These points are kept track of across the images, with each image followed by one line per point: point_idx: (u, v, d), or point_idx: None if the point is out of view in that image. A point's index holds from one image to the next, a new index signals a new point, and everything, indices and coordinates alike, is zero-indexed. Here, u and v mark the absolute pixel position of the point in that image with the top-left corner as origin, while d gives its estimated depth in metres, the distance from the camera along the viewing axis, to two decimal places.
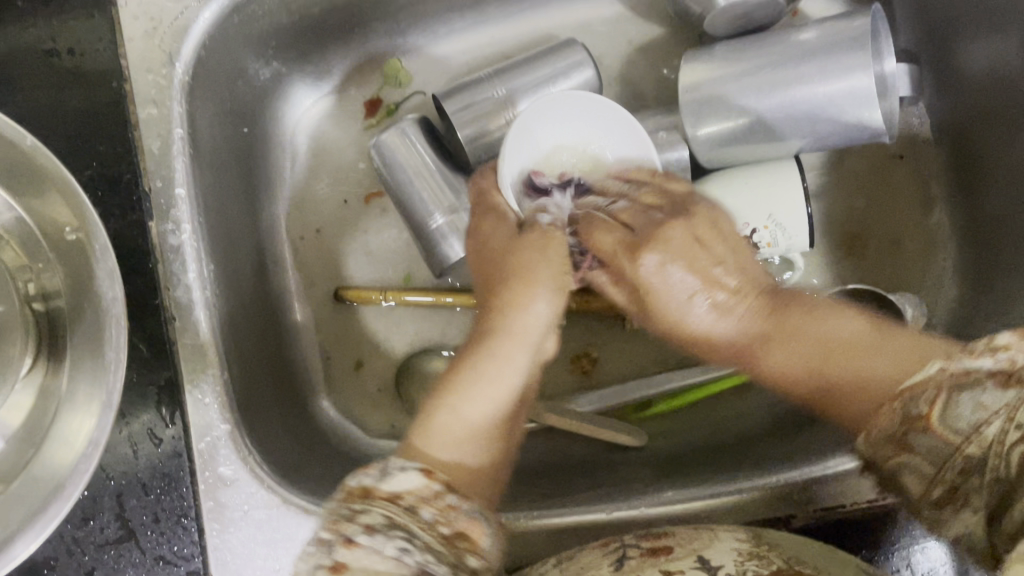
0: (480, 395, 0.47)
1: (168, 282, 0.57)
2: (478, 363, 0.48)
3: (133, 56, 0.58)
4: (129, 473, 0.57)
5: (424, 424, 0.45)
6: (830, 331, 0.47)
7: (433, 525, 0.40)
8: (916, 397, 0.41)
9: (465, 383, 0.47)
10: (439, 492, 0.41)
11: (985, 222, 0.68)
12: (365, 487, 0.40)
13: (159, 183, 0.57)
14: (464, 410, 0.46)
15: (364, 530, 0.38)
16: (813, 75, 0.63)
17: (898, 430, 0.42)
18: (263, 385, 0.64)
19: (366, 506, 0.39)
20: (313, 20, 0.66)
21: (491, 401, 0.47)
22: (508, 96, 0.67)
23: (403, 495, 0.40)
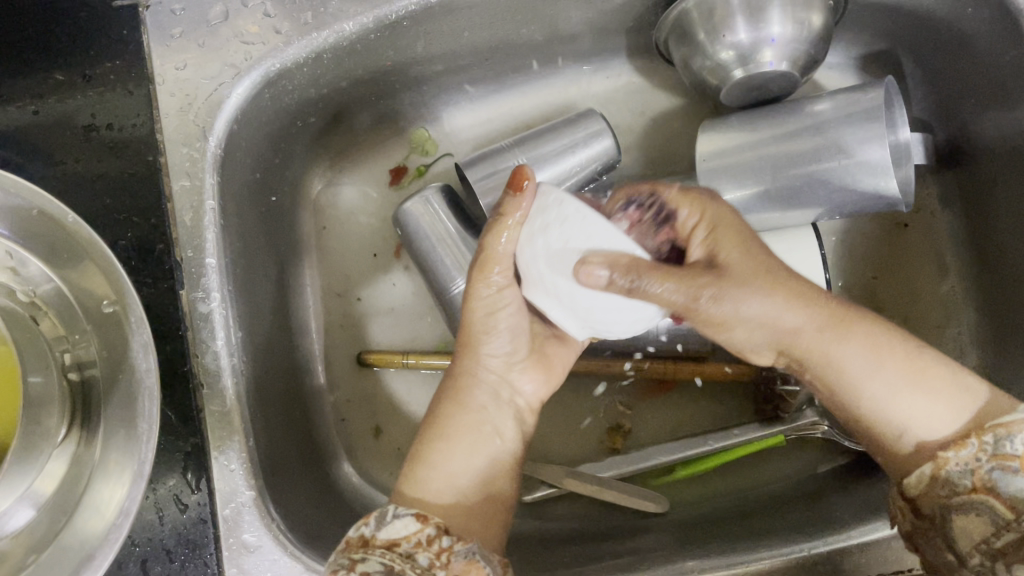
0: (454, 441, 0.52)
1: (197, 348, 0.58)
2: (450, 416, 0.55)
3: (168, 130, 0.60)
4: (153, 539, 0.57)
5: (406, 477, 0.52)
6: (902, 356, 0.49)
7: (429, 567, 0.44)
8: (986, 437, 0.46)
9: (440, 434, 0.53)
10: (433, 536, 0.46)
11: (1002, 290, 0.69)
12: (365, 537, 0.46)
13: (190, 253, 0.59)
14: (443, 459, 0.52)
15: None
16: (829, 146, 0.64)
17: (981, 466, 0.45)
18: (288, 448, 0.65)
19: (365, 555, 0.44)
20: (343, 93, 0.68)
21: (464, 445, 0.53)
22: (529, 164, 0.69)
23: (399, 542, 0.45)
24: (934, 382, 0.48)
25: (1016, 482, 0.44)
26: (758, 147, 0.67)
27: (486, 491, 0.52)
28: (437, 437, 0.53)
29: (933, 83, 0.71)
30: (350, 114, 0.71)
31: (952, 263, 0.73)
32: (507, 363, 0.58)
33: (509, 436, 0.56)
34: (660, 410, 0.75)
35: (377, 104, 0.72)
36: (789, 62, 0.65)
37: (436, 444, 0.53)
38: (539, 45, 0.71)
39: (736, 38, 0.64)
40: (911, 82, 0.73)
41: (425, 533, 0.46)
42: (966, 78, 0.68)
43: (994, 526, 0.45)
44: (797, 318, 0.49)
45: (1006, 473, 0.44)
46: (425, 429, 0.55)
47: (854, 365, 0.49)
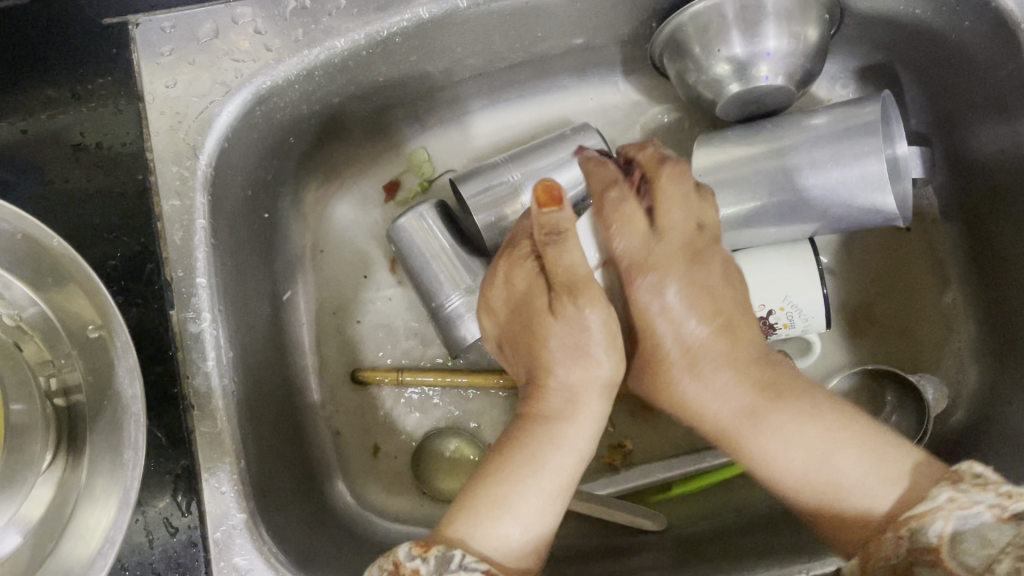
0: (530, 489, 0.51)
1: (188, 369, 0.58)
2: (533, 457, 0.52)
3: (159, 149, 0.59)
4: (143, 562, 0.57)
5: (468, 515, 0.50)
6: (848, 437, 0.52)
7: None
8: (921, 524, 0.44)
9: (511, 475, 0.52)
10: None
11: (1003, 305, 0.68)
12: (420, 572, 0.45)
13: (180, 272, 0.58)
14: (511, 508, 0.50)
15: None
16: (826, 160, 0.64)
17: (898, 560, 0.45)
18: (281, 468, 0.64)
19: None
20: (335, 108, 0.67)
21: (545, 499, 0.51)
22: (523, 179, 0.68)
23: None
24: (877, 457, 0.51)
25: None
26: (754, 162, 0.66)
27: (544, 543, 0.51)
28: (509, 478, 0.51)
29: (931, 96, 0.71)
30: (344, 129, 0.71)
31: (953, 276, 0.73)
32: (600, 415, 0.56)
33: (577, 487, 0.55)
34: (659, 426, 0.74)
35: (372, 119, 0.71)
36: (785, 76, 0.65)
37: (511, 483, 0.51)
38: (535, 60, 0.71)
39: (732, 52, 0.63)
40: (910, 95, 0.73)
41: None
42: (964, 91, 0.67)
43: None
44: (734, 401, 0.55)
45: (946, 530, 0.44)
46: (501, 461, 0.52)
47: (779, 449, 0.53)
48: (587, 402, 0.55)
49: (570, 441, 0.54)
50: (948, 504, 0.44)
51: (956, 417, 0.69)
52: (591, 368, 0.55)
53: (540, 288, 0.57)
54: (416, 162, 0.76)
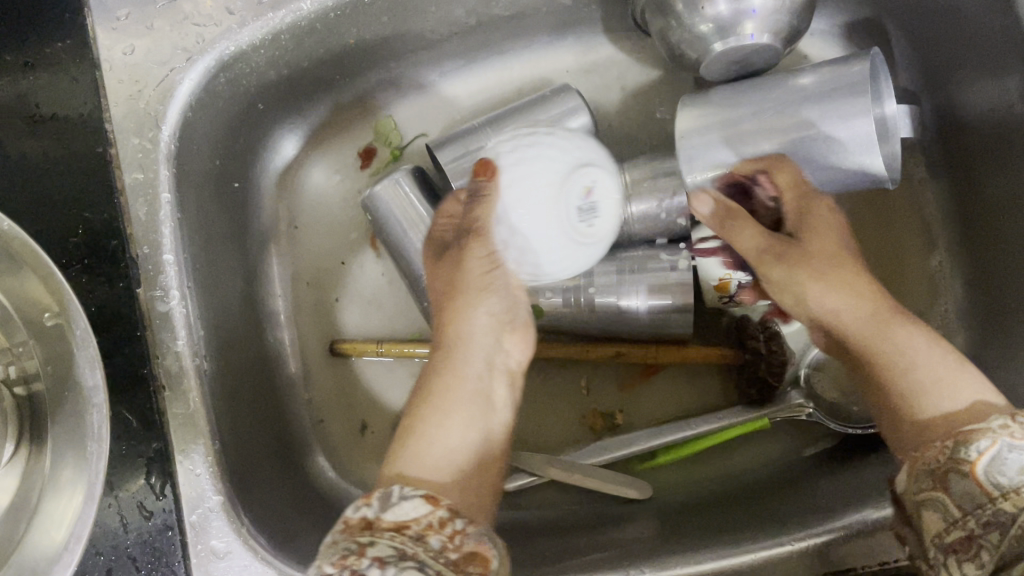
0: (452, 426, 0.54)
1: (157, 350, 0.56)
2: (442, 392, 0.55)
3: (117, 120, 0.56)
4: (118, 547, 0.56)
5: (402, 458, 0.51)
6: (944, 357, 0.52)
7: (441, 549, 0.43)
8: (974, 445, 0.43)
9: (433, 415, 0.54)
10: (445, 520, 0.45)
11: (989, 265, 0.67)
12: (367, 519, 0.44)
13: (146, 249, 0.56)
14: (437, 442, 0.52)
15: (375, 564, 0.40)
16: (817, 122, 0.61)
17: (943, 465, 0.44)
18: (257, 445, 0.62)
19: (373, 538, 0.42)
20: (305, 72, 0.64)
21: (471, 419, 0.55)
22: None
23: (407, 524, 0.44)
24: (956, 383, 0.50)
25: (966, 489, 0.42)
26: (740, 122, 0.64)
27: (483, 458, 0.54)
28: (428, 418, 0.54)
29: (922, 52, 0.69)
30: (314, 94, 0.68)
31: (940, 238, 0.71)
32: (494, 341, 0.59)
33: (500, 406, 0.58)
34: (645, 394, 0.73)
35: (342, 84, 0.69)
36: (770, 34, 0.63)
37: (432, 420, 0.54)
38: (512, 18, 0.68)
39: (716, 10, 0.61)
40: (898, 52, 0.71)
41: (436, 516, 0.45)
42: (954, 48, 0.65)
43: (947, 522, 0.43)
44: (844, 307, 0.58)
45: (959, 475, 0.43)
46: (418, 406, 0.55)
47: (920, 354, 0.53)
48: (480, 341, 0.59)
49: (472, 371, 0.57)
50: (998, 429, 0.43)
51: None
52: (480, 303, 0.59)
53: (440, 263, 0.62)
54: (383, 132, 0.73)
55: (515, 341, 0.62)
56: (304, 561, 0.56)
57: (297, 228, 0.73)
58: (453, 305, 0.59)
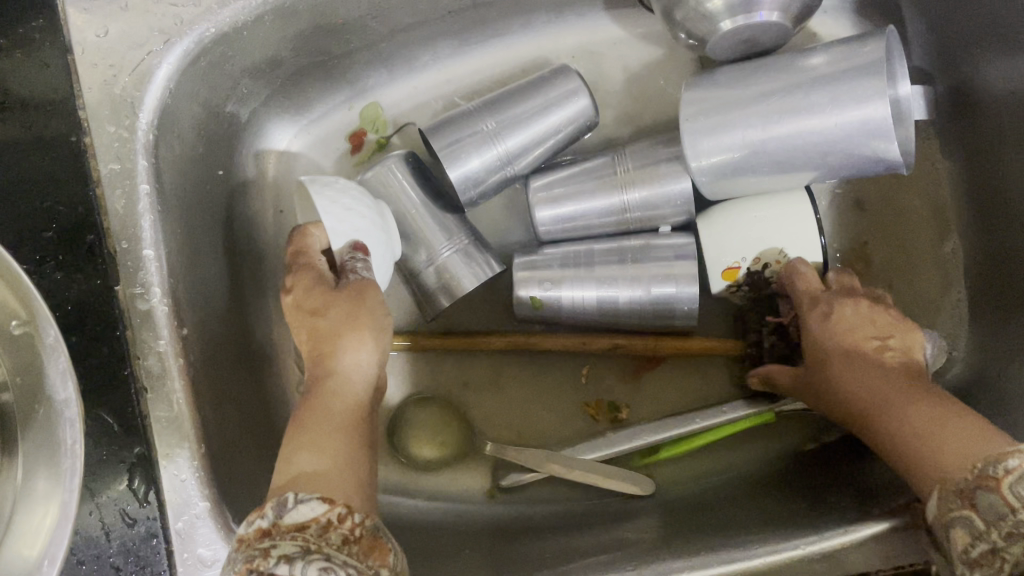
0: (338, 440, 0.48)
1: (138, 350, 0.53)
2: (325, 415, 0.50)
3: (92, 106, 0.53)
4: (100, 556, 0.53)
5: (294, 467, 0.46)
6: (944, 415, 0.48)
7: (342, 543, 0.41)
8: (994, 460, 0.41)
9: (319, 430, 0.49)
10: (343, 515, 0.43)
11: (1005, 252, 0.64)
12: (263, 530, 0.42)
13: (125, 244, 0.52)
14: (328, 453, 0.47)
15: (281, 561, 0.39)
16: (832, 106, 0.57)
17: (969, 484, 0.42)
18: (245, 444, 0.60)
19: (273, 542, 0.40)
20: (290, 53, 0.61)
21: (358, 444, 0.49)
22: (496, 130, 0.62)
23: (307, 525, 0.42)
24: (947, 433, 0.46)
25: (991, 500, 0.40)
26: (750, 104, 0.59)
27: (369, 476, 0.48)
28: (314, 433, 0.48)
29: (937, 30, 0.66)
30: (299, 77, 0.65)
31: (954, 223, 0.69)
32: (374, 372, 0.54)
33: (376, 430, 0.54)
34: (647, 386, 0.70)
35: (329, 66, 0.65)
36: (781, 12, 0.59)
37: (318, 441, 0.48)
38: None
39: None
40: (912, 29, 0.68)
41: (336, 512, 0.43)
42: (973, 26, 0.62)
43: (972, 535, 0.41)
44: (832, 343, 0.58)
45: (988, 489, 0.41)
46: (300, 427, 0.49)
47: (914, 416, 0.49)
48: (360, 379, 0.53)
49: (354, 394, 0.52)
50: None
51: (954, 372, 0.66)
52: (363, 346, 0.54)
53: (316, 298, 0.54)
54: (370, 118, 0.70)
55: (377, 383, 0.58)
56: None
57: (283, 212, 0.70)
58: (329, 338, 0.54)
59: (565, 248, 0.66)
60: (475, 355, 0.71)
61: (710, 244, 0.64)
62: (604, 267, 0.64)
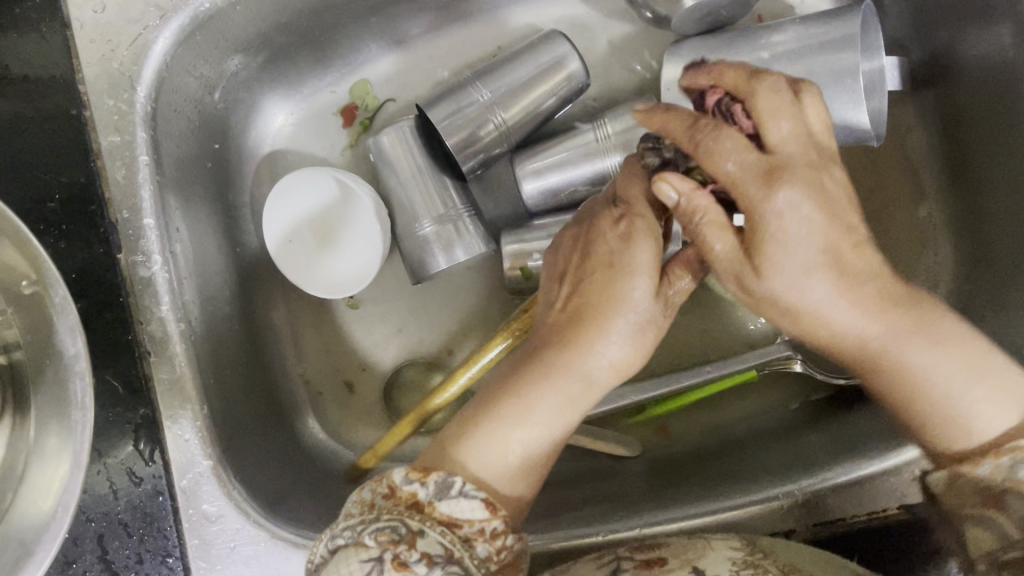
0: (544, 411, 0.44)
1: (141, 315, 0.55)
2: (549, 371, 0.45)
3: (91, 81, 0.55)
4: (108, 514, 0.55)
5: (482, 435, 0.43)
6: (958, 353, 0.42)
7: (484, 561, 0.40)
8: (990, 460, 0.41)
9: (519, 402, 0.44)
10: (498, 529, 0.40)
11: (979, 217, 0.67)
12: (418, 499, 0.40)
13: (126, 214, 0.55)
14: (524, 428, 0.44)
15: (423, 560, 0.37)
16: (806, 74, 0.59)
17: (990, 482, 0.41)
18: (245, 407, 0.62)
19: (422, 528, 0.38)
20: (282, 28, 0.62)
21: (557, 417, 0.44)
22: (492, 100, 0.64)
23: (460, 525, 0.40)
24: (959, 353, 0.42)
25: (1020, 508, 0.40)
26: None
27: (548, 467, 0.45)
28: (512, 402, 0.44)
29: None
30: (290, 51, 0.66)
31: (928, 187, 0.71)
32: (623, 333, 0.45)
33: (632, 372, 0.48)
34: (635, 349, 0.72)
35: (318, 40, 0.67)
36: None
37: (528, 408, 0.44)
38: None
39: None
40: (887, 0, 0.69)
41: (492, 526, 0.40)
42: None
43: (999, 540, 0.41)
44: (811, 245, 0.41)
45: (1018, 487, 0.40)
46: (507, 380, 0.46)
47: (916, 356, 0.43)
48: (601, 338, 0.45)
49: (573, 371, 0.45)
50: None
51: None
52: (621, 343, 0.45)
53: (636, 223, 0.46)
54: (359, 94, 0.72)
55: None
56: (298, 523, 0.56)
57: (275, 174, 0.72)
58: (583, 324, 0.45)
59: (550, 215, 0.67)
60: None
61: None
62: None
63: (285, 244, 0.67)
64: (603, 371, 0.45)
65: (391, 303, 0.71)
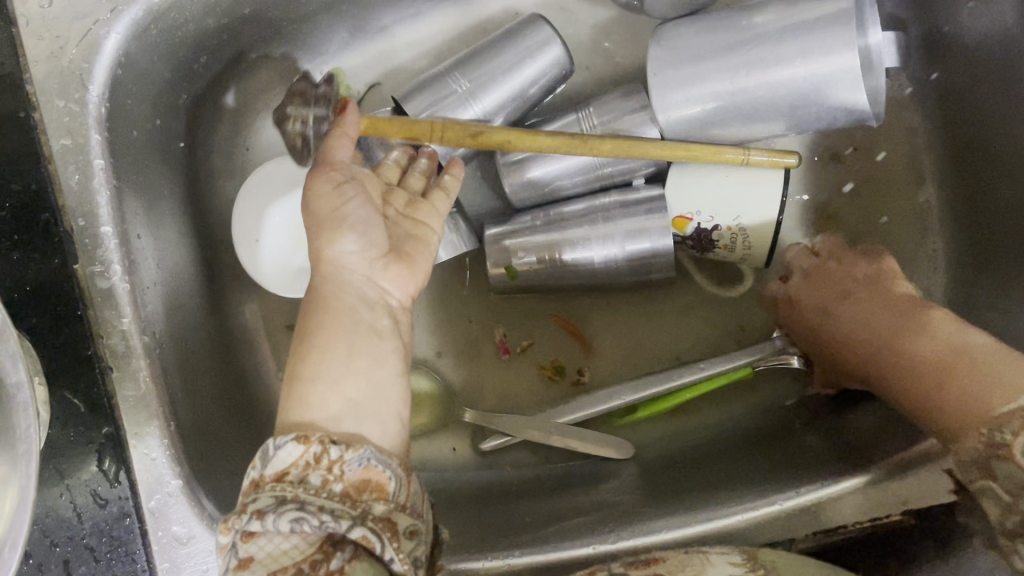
0: (330, 334, 0.43)
1: (101, 329, 0.52)
2: (321, 320, 0.44)
3: (39, 81, 0.51)
4: (73, 538, 0.52)
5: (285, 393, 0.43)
6: (954, 340, 0.51)
7: (323, 488, 0.38)
8: (1002, 427, 0.43)
9: (309, 338, 0.44)
10: (321, 449, 0.39)
11: (980, 200, 0.63)
12: (254, 481, 0.39)
13: (82, 221, 0.51)
14: (315, 356, 0.43)
15: (254, 517, 0.37)
16: (797, 55, 0.56)
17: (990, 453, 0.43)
18: (219, 421, 0.59)
19: (254, 495, 0.38)
20: (245, 18, 0.59)
21: (347, 321, 0.44)
22: (472, 89, 0.60)
23: (289, 471, 0.38)
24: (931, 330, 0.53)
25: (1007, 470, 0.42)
26: (709, 59, 0.58)
27: (382, 373, 0.43)
28: (305, 347, 0.43)
29: None
30: (256, 43, 0.63)
31: (928, 170, 0.68)
32: (369, 254, 0.47)
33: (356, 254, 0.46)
34: (627, 345, 0.69)
35: (287, 30, 0.64)
36: None
37: (309, 357, 0.43)
38: None
39: None
40: None
41: (314, 452, 0.39)
42: None
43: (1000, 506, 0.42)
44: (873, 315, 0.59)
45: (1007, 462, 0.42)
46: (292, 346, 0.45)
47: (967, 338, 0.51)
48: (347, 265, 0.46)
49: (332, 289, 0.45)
50: None
51: None
52: (340, 239, 0.46)
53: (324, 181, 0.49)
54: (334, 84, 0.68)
55: (396, 275, 0.48)
56: None
57: (249, 149, 0.68)
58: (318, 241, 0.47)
59: (536, 211, 0.64)
60: (449, 325, 0.70)
61: (672, 197, 0.61)
62: (576, 228, 0.62)
63: (257, 245, 0.63)
64: (343, 262, 0.46)
65: None
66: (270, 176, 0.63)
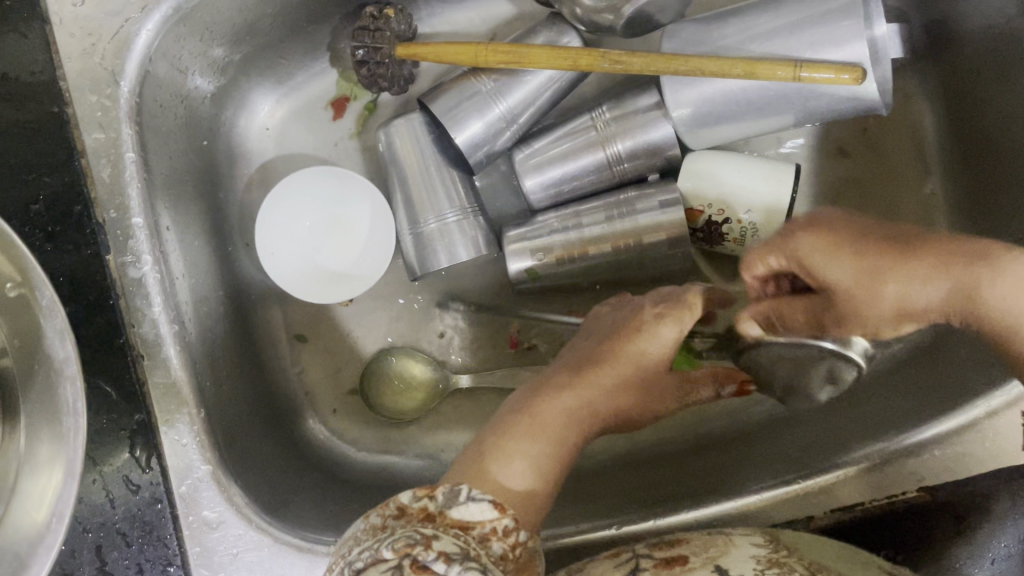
0: (555, 428, 0.50)
1: (132, 318, 0.53)
2: (560, 416, 0.50)
3: (72, 76, 0.53)
4: (106, 523, 0.54)
5: (488, 456, 0.47)
6: None
7: (500, 558, 0.42)
8: None
9: (534, 419, 0.50)
10: (509, 526, 0.43)
11: (983, 190, 0.65)
12: (428, 511, 0.42)
13: (113, 213, 0.53)
14: (530, 445, 0.48)
15: (440, 558, 0.38)
16: (805, 48, 0.57)
17: None
18: (245, 412, 0.60)
19: (437, 533, 0.40)
20: (268, 18, 0.61)
21: (569, 445, 0.50)
22: (496, 88, 0.62)
23: (473, 526, 0.42)
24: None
25: None
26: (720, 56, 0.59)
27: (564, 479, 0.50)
28: (527, 430, 0.49)
29: None
30: (277, 43, 0.65)
31: (935, 161, 0.69)
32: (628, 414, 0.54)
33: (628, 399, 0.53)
34: None
35: (307, 30, 0.65)
36: None
37: (522, 441, 0.48)
38: None
39: None
40: None
41: (503, 523, 0.43)
42: None
43: None
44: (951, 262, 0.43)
45: None
46: (525, 408, 0.51)
47: None
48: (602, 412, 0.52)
49: (578, 408, 0.51)
50: None
51: None
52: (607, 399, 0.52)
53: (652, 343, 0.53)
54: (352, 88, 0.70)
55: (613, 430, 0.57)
56: (302, 526, 0.54)
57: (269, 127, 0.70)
58: (606, 371, 0.53)
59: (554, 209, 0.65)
60: None
61: (686, 190, 0.62)
62: (591, 225, 0.63)
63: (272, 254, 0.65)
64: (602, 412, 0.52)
65: (385, 299, 0.70)
66: (293, 198, 0.66)
